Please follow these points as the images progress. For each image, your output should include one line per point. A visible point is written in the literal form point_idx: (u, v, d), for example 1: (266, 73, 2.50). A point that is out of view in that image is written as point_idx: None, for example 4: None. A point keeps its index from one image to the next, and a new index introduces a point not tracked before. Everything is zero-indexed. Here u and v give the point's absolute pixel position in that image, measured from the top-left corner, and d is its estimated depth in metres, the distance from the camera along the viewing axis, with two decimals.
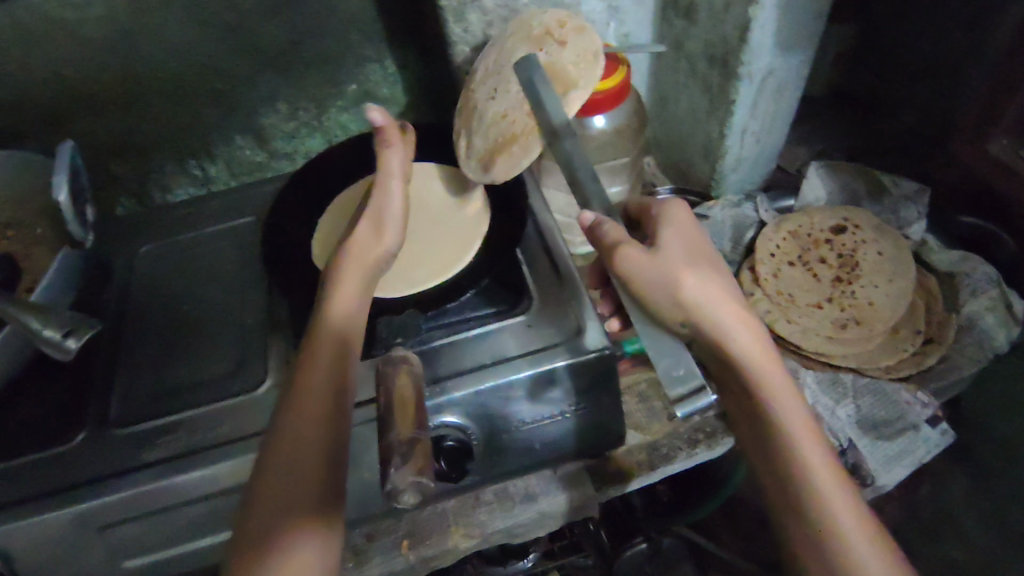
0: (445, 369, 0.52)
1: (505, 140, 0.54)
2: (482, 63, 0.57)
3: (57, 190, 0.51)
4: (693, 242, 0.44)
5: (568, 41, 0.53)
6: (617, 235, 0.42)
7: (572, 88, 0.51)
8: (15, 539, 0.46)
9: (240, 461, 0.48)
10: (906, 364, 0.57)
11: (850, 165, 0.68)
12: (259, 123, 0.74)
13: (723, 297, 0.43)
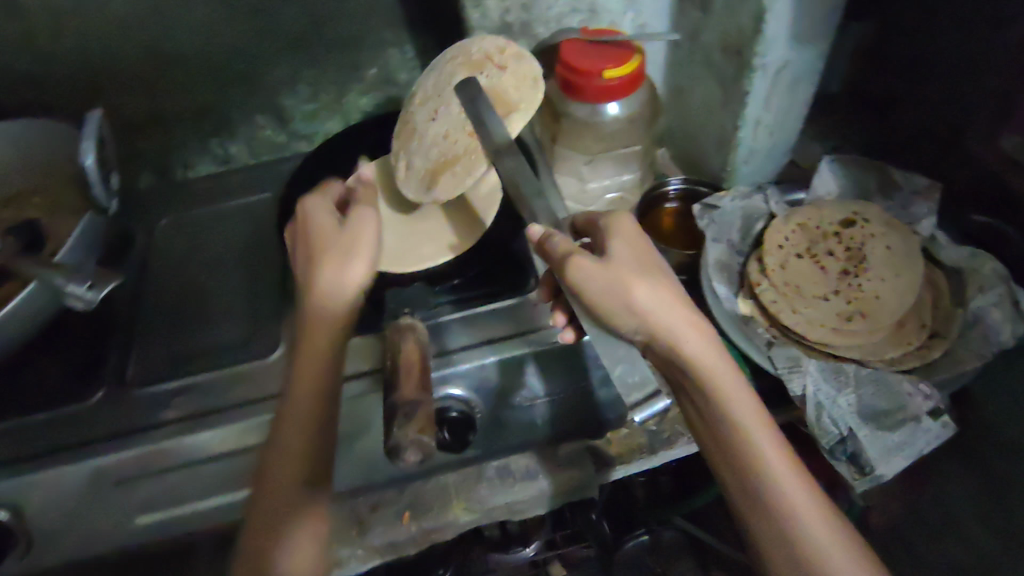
0: (451, 344, 0.55)
1: (447, 159, 0.56)
2: (422, 85, 0.60)
3: (84, 154, 0.55)
4: (642, 250, 0.46)
5: (507, 66, 0.56)
6: (565, 249, 0.45)
7: (513, 110, 0.54)
8: (32, 490, 0.48)
9: (253, 422, 0.51)
10: (911, 357, 0.57)
11: (863, 161, 0.68)
12: (279, 104, 0.75)
13: (676, 304, 0.44)
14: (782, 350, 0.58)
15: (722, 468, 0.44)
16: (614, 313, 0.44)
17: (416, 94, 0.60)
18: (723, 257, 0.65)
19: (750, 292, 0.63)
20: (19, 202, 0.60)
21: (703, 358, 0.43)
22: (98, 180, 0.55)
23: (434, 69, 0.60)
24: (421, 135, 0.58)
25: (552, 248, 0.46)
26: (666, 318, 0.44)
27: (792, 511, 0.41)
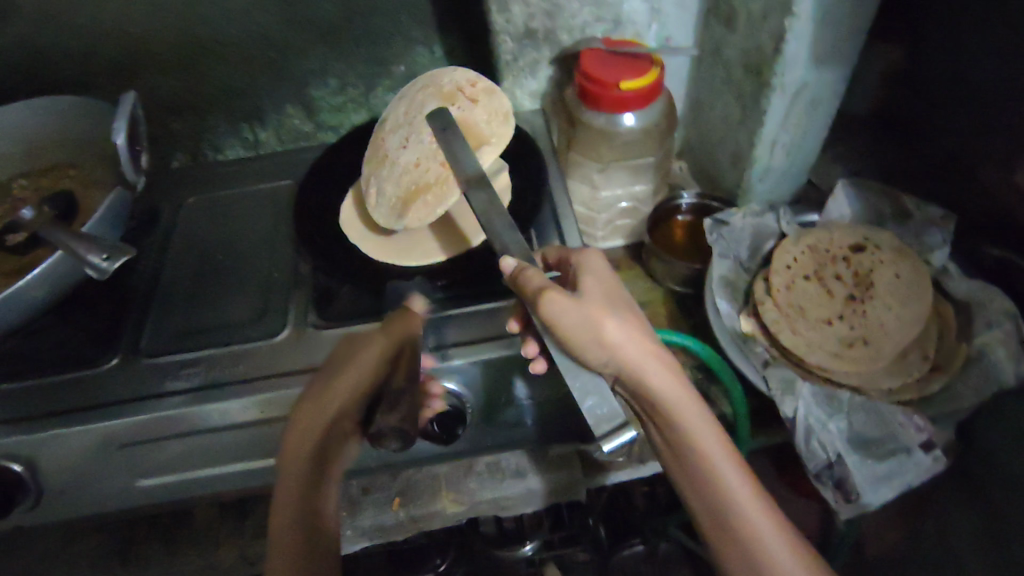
0: (447, 338, 0.54)
1: (418, 188, 0.58)
2: (392, 114, 0.63)
3: (114, 133, 0.57)
4: (610, 287, 0.47)
5: (478, 101, 0.60)
6: (539, 282, 0.44)
7: (486, 145, 0.58)
8: (46, 447, 0.51)
9: (251, 399, 0.52)
10: (909, 388, 0.57)
11: (879, 187, 0.67)
12: (308, 94, 0.77)
13: (641, 339, 0.45)
14: (778, 369, 0.58)
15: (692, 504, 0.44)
16: (587, 348, 0.44)
17: (387, 122, 0.63)
18: (728, 274, 0.65)
19: (752, 310, 0.63)
20: (57, 174, 0.64)
21: (668, 393, 0.44)
22: (128, 158, 0.57)
23: (405, 98, 0.63)
24: (391, 163, 0.60)
25: (529, 280, 0.44)
26: (633, 353, 0.45)
27: (765, 546, 0.41)
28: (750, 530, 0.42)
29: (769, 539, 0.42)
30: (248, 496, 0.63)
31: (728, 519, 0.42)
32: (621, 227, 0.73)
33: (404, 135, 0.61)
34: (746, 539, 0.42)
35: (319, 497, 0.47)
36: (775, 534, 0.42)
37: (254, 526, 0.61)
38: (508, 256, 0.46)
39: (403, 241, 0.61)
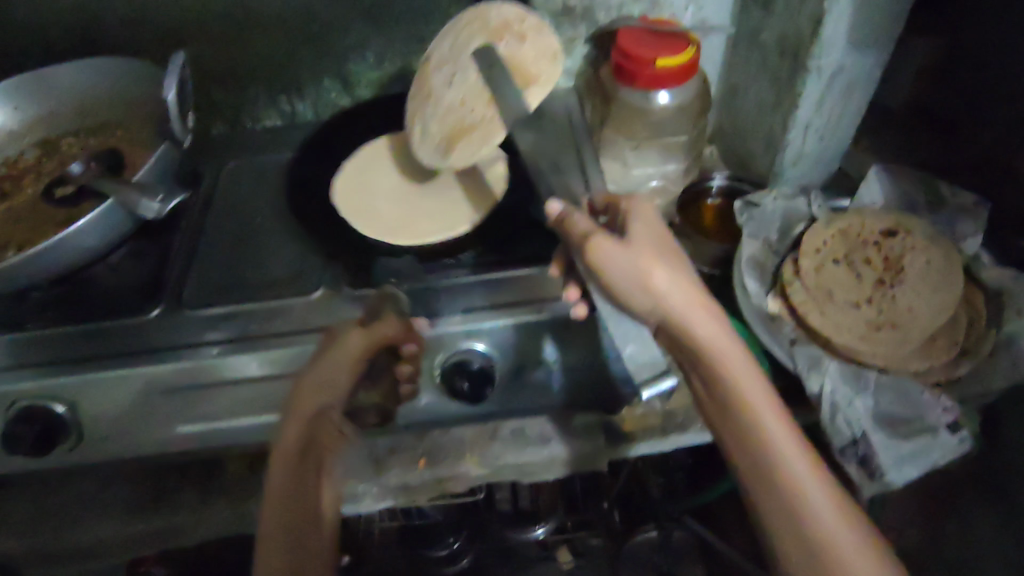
0: (472, 305, 0.58)
1: (465, 126, 0.62)
2: (436, 49, 0.65)
3: (166, 89, 0.59)
4: (659, 233, 0.50)
5: (526, 38, 0.61)
6: (587, 227, 0.49)
7: (533, 84, 0.60)
8: (95, 386, 0.54)
9: (289, 352, 0.55)
10: (937, 370, 0.57)
11: (914, 174, 0.67)
12: (347, 68, 0.79)
13: (688, 285, 0.48)
14: (804, 348, 0.59)
15: (729, 448, 0.46)
16: (630, 289, 0.48)
17: (430, 57, 0.65)
18: (757, 255, 0.65)
19: (779, 292, 0.63)
20: (106, 133, 0.66)
21: (711, 338, 0.46)
22: (176, 114, 0.59)
23: (450, 32, 0.64)
24: (437, 100, 0.63)
25: (576, 227, 0.50)
26: (677, 297, 0.47)
27: (803, 492, 0.42)
28: (785, 475, 0.43)
29: (803, 482, 0.43)
30: None
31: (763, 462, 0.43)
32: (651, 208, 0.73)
33: (449, 71, 0.63)
34: (785, 485, 0.43)
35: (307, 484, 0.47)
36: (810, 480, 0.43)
37: None
38: (555, 202, 0.52)
39: (396, 221, 0.61)
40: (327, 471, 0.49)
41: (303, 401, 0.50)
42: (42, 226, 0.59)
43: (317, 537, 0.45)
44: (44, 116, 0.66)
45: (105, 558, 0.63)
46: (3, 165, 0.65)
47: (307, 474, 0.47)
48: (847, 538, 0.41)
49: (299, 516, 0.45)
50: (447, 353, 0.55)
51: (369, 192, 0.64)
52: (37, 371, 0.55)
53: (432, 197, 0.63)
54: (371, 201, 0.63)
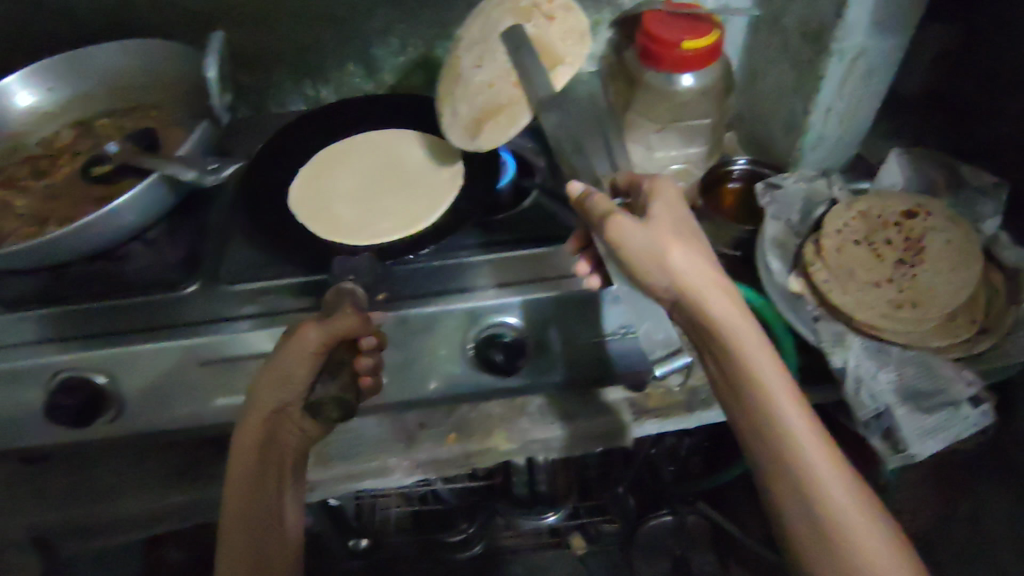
0: (496, 280, 0.58)
1: (491, 108, 0.63)
2: (468, 30, 0.67)
3: (207, 66, 0.61)
4: (679, 213, 0.49)
5: (554, 17, 0.64)
6: (607, 207, 0.48)
7: (560, 63, 0.62)
8: (133, 359, 0.55)
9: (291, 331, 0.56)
10: (957, 347, 0.58)
11: (933, 157, 0.69)
12: (371, 53, 0.79)
13: (707, 266, 0.48)
14: (829, 325, 0.60)
15: (742, 424, 0.48)
16: (648, 271, 0.47)
17: (460, 40, 0.67)
18: (779, 236, 0.66)
19: (802, 272, 0.64)
20: (139, 114, 0.67)
21: (728, 319, 0.47)
22: (215, 89, 0.61)
23: (480, 14, 0.66)
24: (467, 83, 0.65)
25: (595, 206, 0.48)
26: (696, 278, 0.47)
27: (812, 469, 0.45)
28: (800, 453, 0.45)
29: (816, 461, 0.45)
30: None
31: (778, 441, 0.46)
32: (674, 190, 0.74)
33: (478, 53, 0.65)
34: (795, 462, 0.45)
35: (260, 499, 0.52)
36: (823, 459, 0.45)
37: (315, 453, 0.63)
38: (576, 180, 0.49)
39: (354, 221, 0.64)
40: (274, 462, 0.54)
41: (259, 398, 0.52)
42: (81, 204, 0.61)
43: (275, 525, 0.53)
44: (80, 97, 0.68)
45: (141, 529, 0.65)
46: (39, 145, 0.66)
47: (253, 476, 0.52)
48: (855, 513, 0.44)
49: (260, 504, 0.52)
50: (481, 326, 0.56)
51: (331, 196, 0.66)
52: (78, 344, 0.56)
53: (392, 194, 0.66)
54: (331, 204, 0.66)
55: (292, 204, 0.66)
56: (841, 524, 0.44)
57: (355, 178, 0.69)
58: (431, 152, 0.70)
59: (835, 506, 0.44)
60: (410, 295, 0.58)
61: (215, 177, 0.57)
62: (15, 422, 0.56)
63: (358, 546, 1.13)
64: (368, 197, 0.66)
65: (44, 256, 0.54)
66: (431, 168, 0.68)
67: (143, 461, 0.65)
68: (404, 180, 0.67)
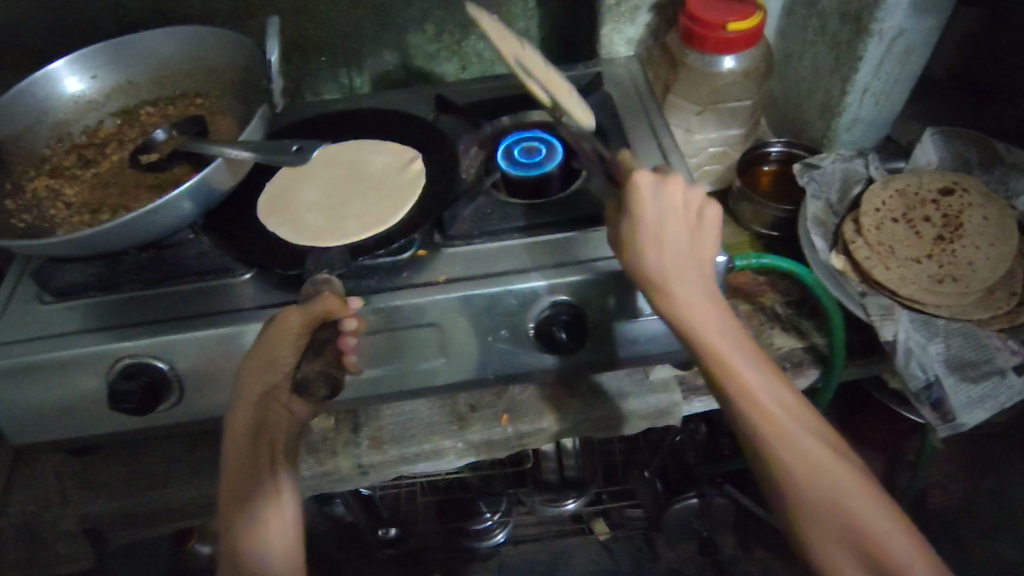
0: (545, 260, 0.57)
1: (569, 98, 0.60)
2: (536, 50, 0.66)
3: (269, 50, 0.60)
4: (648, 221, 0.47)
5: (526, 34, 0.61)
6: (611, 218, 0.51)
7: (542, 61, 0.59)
8: (189, 345, 0.56)
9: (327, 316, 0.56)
10: (999, 319, 0.60)
11: (966, 134, 0.70)
12: (407, 41, 0.80)
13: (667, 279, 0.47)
14: (875, 299, 0.61)
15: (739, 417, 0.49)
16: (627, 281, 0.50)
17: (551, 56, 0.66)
18: (820, 214, 0.68)
19: (843, 250, 0.66)
20: (184, 102, 0.67)
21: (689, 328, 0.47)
22: (277, 74, 0.61)
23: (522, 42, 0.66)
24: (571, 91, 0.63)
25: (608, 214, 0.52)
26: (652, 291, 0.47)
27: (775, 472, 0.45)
28: (768, 440, 0.45)
29: (785, 449, 0.45)
30: (360, 410, 0.65)
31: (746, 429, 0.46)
32: (709, 173, 0.75)
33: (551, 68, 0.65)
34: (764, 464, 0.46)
35: (257, 477, 0.51)
36: (792, 445, 0.44)
37: (368, 436, 0.63)
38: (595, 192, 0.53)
39: (322, 226, 0.57)
40: (262, 453, 0.51)
41: (247, 384, 0.50)
42: (132, 191, 0.61)
43: (270, 520, 0.50)
44: (122, 85, 0.68)
45: (194, 518, 0.65)
46: (83, 134, 0.66)
47: (243, 468, 0.51)
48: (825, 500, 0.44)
49: (252, 495, 0.50)
50: (541, 308, 0.56)
51: (299, 202, 0.60)
52: (137, 331, 0.57)
53: (365, 198, 0.60)
54: (299, 208, 0.60)
55: (259, 208, 0.60)
56: (809, 510, 0.44)
57: (317, 184, 0.62)
58: (391, 154, 0.64)
59: (802, 492, 0.44)
60: (458, 277, 0.56)
61: (300, 158, 0.62)
62: (78, 407, 0.57)
63: (387, 533, 1.14)
64: (339, 201, 0.60)
65: (102, 241, 0.53)
66: (393, 169, 0.62)
67: (194, 450, 0.65)
68: (378, 184, 0.61)
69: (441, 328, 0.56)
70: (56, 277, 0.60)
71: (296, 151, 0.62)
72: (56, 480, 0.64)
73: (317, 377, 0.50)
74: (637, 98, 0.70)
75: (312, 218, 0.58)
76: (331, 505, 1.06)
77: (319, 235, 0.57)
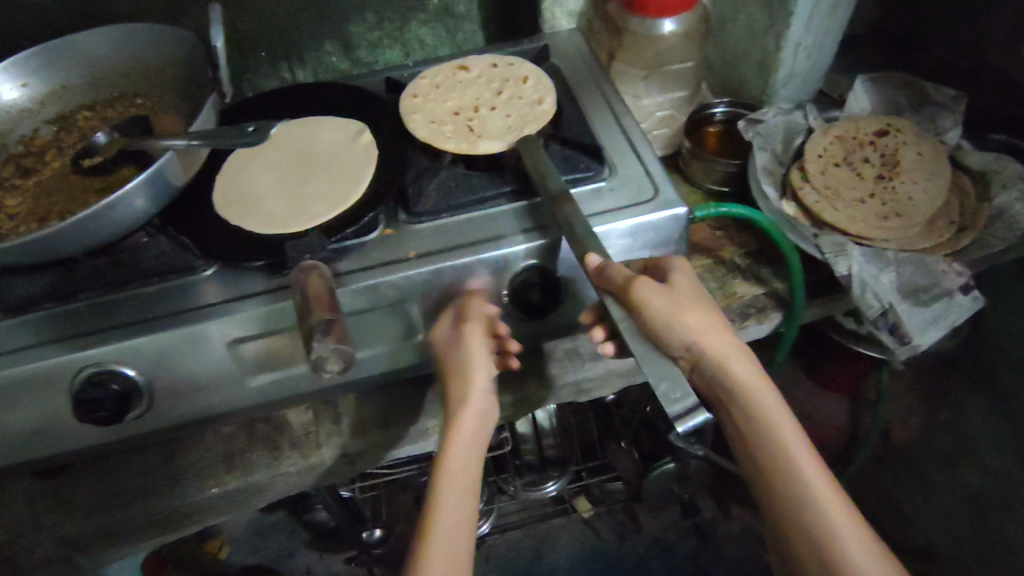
0: (502, 229, 0.57)
1: (525, 101, 0.64)
2: (477, 64, 0.70)
3: (215, 38, 0.59)
4: (695, 291, 0.52)
5: (451, 94, 0.67)
6: (624, 274, 0.48)
7: (482, 106, 0.65)
8: (155, 350, 0.54)
9: (279, 305, 0.55)
10: (943, 246, 0.63)
11: (894, 79, 0.74)
12: (347, 29, 0.79)
13: (719, 332, 0.52)
14: (829, 238, 0.63)
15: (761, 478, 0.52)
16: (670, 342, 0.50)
17: (495, 62, 0.70)
18: (768, 165, 0.70)
19: (793, 197, 0.68)
20: (124, 103, 0.65)
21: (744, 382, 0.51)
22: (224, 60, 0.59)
23: (457, 67, 0.70)
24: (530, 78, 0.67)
25: (614, 273, 0.48)
26: (713, 341, 0.51)
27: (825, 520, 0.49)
28: (818, 496, 0.50)
29: (833, 511, 0.50)
30: (340, 400, 0.66)
31: (792, 485, 0.51)
32: (660, 137, 0.77)
33: (501, 70, 0.68)
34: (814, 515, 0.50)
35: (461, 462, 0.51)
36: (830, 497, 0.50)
37: (351, 426, 0.64)
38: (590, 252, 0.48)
39: (288, 210, 0.58)
40: (458, 485, 0.50)
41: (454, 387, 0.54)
42: (79, 196, 0.58)
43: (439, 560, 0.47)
44: (57, 91, 0.65)
45: (178, 529, 0.63)
46: (20, 145, 0.64)
47: (446, 489, 0.50)
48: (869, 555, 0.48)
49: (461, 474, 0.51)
50: (513, 273, 0.56)
51: (256, 194, 0.60)
52: (98, 338, 0.54)
53: (327, 176, 0.60)
54: (261, 196, 0.60)
55: (220, 202, 0.59)
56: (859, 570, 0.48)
57: (271, 172, 0.61)
58: (336, 128, 0.64)
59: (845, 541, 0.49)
60: (422, 252, 0.56)
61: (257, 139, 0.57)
62: (45, 425, 0.55)
63: (373, 536, 1.11)
64: (297, 183, 0.60)
65: (52, 246, 0.51)
66: (344, 143, 0.62)
67: (170, 459, 0.63)
68: (334, 161, 0.61)
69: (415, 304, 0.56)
70: (5, 292, 0.57)
71: (251, 131, 0.57)
72: (25, 506, 0.61)
73: (331, 354, 0.43)
74: (584, 67, 0.71)
75: (276, 206, 0.58)
76: (310, 512, 1.10)
77: (286, 219, 0.57)
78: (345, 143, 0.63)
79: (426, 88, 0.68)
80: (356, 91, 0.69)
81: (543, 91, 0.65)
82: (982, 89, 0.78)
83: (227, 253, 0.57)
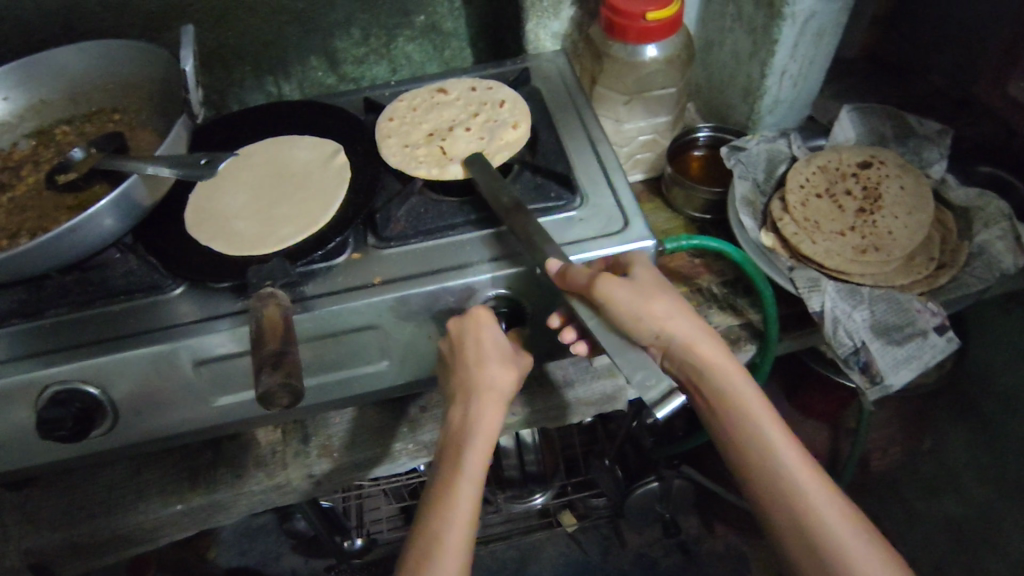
0: (471, 256, 0.57)
1: (501, 124, 0.64)
2: (457, 86, 0.70)
3: (183, 60, 0.58)
4: (661, 280, 0.52)
5: (428, 116, 0.67)
6: (586, 274, 0.48)
7: (457, 128, 0.65)
8: (120, 369, 0.54)
9: (243, 328, 0.55)
10: (920, 284, 0.63)
11: (881, 109, 0.73)
12: (333, 45, 0.79)
13: (686, 317, 0.51)
14: (803, 272, 0.63)
15: (744, 470, 0.51)
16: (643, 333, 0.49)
17: (475, 85, 0.70)
18: (748, 194, 0.69)
19: (772, 228, 0.67)
20: (103, 118, 0.66)
21: (715, 366, 0.51)
22: (193, 83, 0.58)
23: (438, 90, 0.70)
24: (508, 100, 0.67)
25: (575, 274, 0.48)
26: (682, 328, 0.51)
27: (815, 511, 0.48)
28: (799, 487, 0.49)
29: (823, 503, 0.48)
30: (309, 421, 0.66)
31: (782, 477, 0.49)
32: (642, 161, 0.78)
33: (481, 92, 0.68)
34: (801, 510, 0.48)
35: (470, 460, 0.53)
36: (820, 494, 0.48)
37: (318, 446, 0.65)
38: (552, 258, 0.49)
39: (256, 232, 0.58)
40: (468, 487, 0.52)
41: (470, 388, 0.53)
42: (50, 214, 0.58)
43: (451, 557, 0.50)
44: (36, 105, 0.66)
45: (143, 544, 0.63)
46: None
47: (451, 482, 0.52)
48: (857, 539, 0.47)
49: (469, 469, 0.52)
50: (480, 301, 0.56)
51: (227, 213, 0.60)
52: (65, 356, 0.54)
53: (300, 197, 0.60)
54: (232, 215, 0.60)
55: (190, 220, 0.59)
56: (846, 554, 0.46)
57: (244, 191, 0.61)
58: (313, 148, 0.64)
59: (835, 537, 0.47)
60: (388, 279, 0.55)
61: (208, 172, 0.54)
62: (8, 441, 0.55)
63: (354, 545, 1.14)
64: (268, 204, 0.60)
65: (20, 267, 0.51)
66: (319, 164, 0.62)
67: (136, 474, 0.64)
68: (306, 182, 0.61)
69: (381, 330, 0.55)
70: None
71: (202, 164, 0.54)
72: None
73: (279, 388, 0.43)
74: (565, 90, 0.71)
75: (246, 225, 0.58)
76: (292, 518, 1.11)
77: (254, 238, 0.57)
78: (319, 163, 0.62)
79: (405, 110, 0.68)
80: (335, 109, 0.70)
81: (519, 115, 0.64)
82: (971, 122, 0.78)
83: (195, 273, 0.57)
